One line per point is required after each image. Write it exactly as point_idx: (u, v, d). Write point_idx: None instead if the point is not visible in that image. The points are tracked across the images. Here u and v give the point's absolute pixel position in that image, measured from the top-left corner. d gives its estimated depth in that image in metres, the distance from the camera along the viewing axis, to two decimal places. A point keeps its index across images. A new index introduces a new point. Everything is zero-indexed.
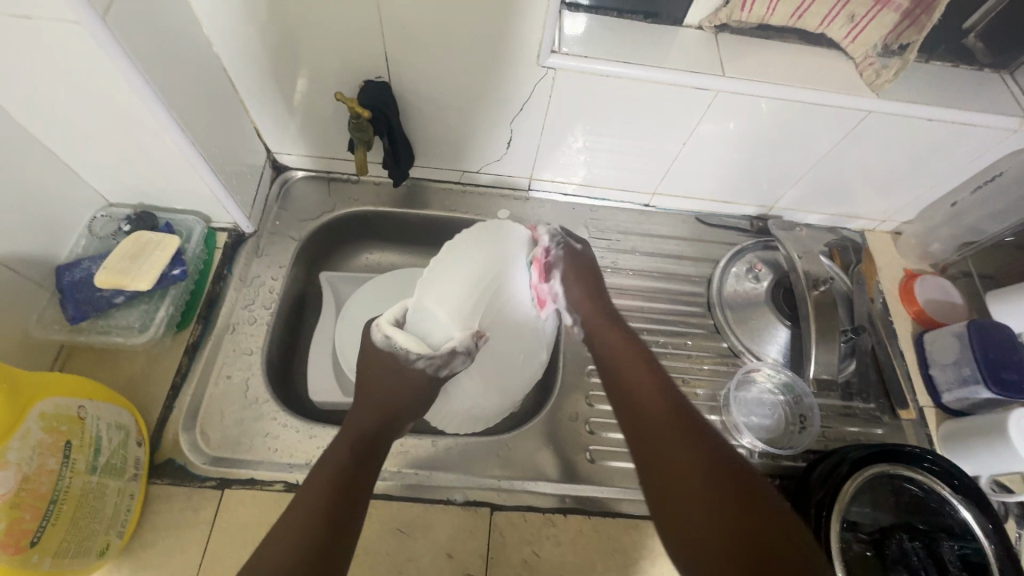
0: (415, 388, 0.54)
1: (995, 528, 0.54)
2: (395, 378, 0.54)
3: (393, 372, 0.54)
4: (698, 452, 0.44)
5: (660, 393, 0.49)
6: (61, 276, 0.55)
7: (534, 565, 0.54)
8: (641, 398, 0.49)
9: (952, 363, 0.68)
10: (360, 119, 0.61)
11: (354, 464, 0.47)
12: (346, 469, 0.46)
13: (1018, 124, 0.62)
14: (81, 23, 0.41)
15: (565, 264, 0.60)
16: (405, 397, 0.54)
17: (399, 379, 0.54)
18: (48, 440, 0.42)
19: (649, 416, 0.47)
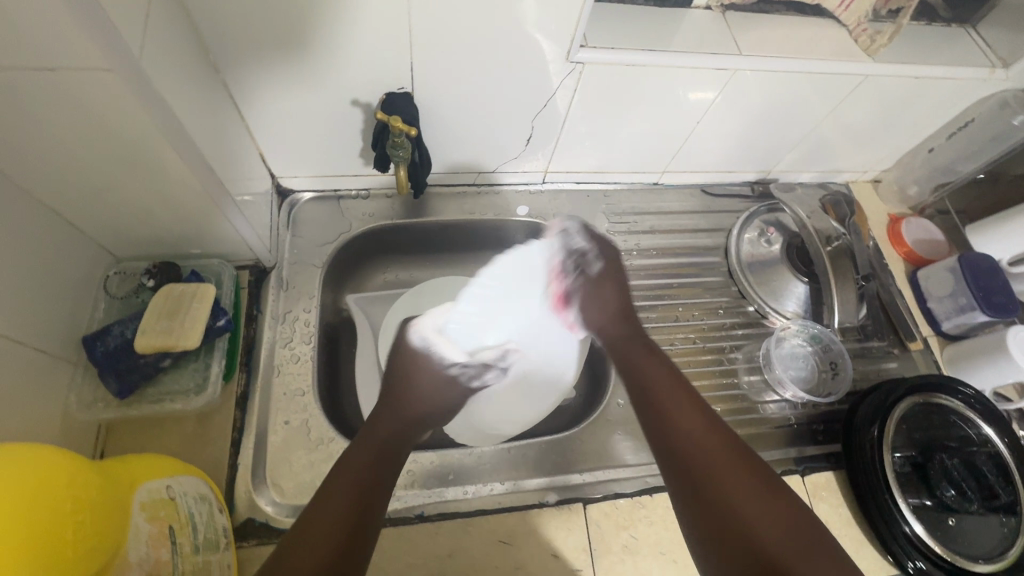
0: (455, 394, 0.59)
1: (1011, 441, 0.63)
2: (438, 385, 0.58)
3: (429, 376, 0.58)
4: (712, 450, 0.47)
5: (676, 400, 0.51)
6: (93, 349, 0.50)
7: (634, 547, 0.57)
8: (671, 409, 0.51)
9: (948, 294, 0.75)
10: (402, 137, 0.58)
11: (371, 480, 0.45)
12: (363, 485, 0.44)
13: (989, 73, 0.68)
14: (114, 69, 0.36)
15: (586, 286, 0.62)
16: (438, 402, 0.57)
17: (435, 381, 0.58)
18: (156, 529, 0.39)
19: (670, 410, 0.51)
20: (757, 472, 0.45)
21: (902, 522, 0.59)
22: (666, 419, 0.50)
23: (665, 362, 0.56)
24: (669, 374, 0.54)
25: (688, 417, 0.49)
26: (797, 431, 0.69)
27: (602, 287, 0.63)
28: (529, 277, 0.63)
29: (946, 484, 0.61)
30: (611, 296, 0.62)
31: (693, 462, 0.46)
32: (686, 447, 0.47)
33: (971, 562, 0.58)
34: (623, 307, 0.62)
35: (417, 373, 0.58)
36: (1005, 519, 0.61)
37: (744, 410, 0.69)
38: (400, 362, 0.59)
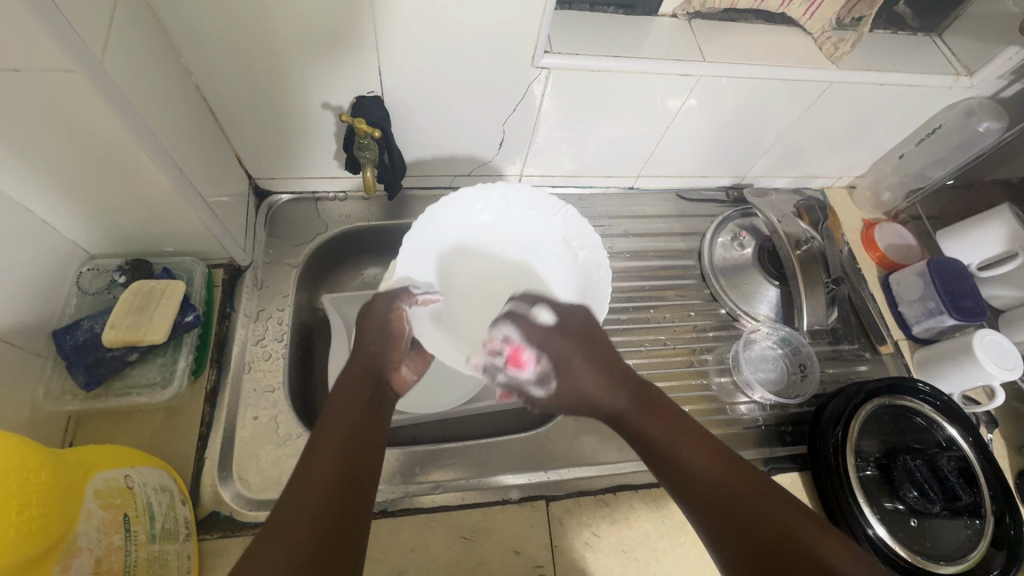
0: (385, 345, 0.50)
1: (974, 439, 0.64)
2: (375, 329, 0.52)
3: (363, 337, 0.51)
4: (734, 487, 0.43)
5: (691, 450, 0.45)
6: (63, 342, 0.51)
7: (595, 545, 0.57)
8: (685, 459, 0.44)
9: (918, 298, 0.76)
10: (368, 138, 0.59)
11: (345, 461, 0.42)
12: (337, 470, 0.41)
13: (952, 81, 0.69)
14: (75, 70, 0.38)
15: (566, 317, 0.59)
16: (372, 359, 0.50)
17: (375, 335, 0.51)
18: (109, 516, 0.39)
19: (685, 461, 0.44)
20: (771, 505, 0.42)
21: (865, 524, 0.59)
22: (686, 476, 0.44)
23: (637, 384, 0.48)
24: (675, 422, 0.46)
25: (696, 458, 0.44)
26: (765, 432, 0.69)
27: (568, 364, 0.48)
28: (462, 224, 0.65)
29: (910, 486, 0.61)
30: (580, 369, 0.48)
31: (718, 508, 0.42)
32: (709, 497, 0.43)
33: (935, 564, 0.58)
34: (604, 361, 0.49)
35: (368, 337, 0.51)
36: (969, 521, 0.61)
37: (712, 412, 0.70)
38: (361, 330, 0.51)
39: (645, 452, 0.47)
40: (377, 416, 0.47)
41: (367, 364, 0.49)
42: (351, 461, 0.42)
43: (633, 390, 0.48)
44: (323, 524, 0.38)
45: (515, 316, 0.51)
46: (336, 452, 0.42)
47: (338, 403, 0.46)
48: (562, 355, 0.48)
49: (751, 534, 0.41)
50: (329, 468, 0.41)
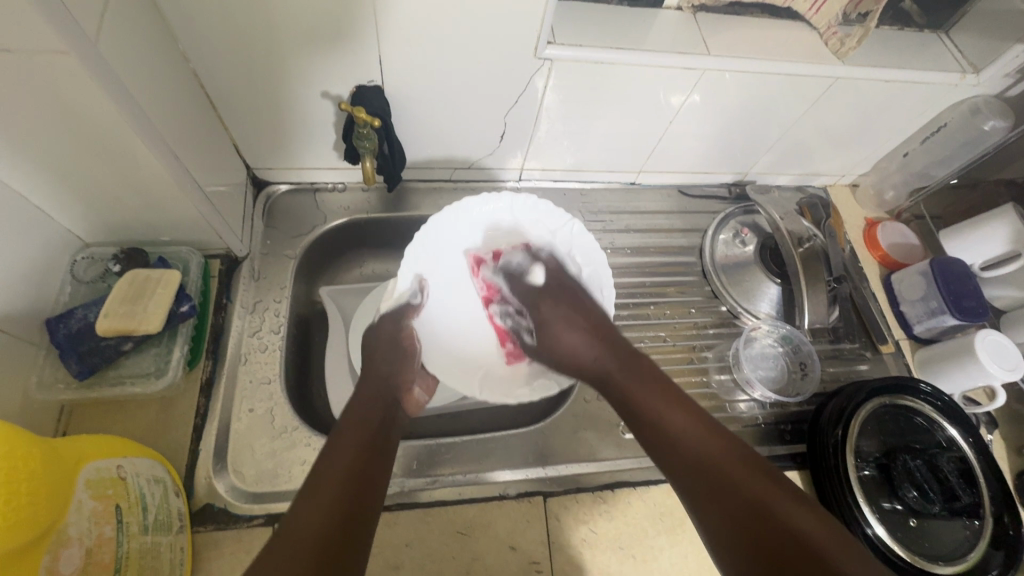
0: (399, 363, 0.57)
1: (974, 439, 0.64)
2: (386, 357, 0.57)
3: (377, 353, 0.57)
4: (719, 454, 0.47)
5: (678, 419, 0.50)
6: (56, 330, 0.51)
7: (592, 541, 0.57)
8: (671, 427, 0.50)
9: (920, 298, 0.75)
10: (368, 128, 0.58)
11: (354, 475, 0.44)
12: (345, 484, 0.43)
13: (958, 79, 0.68)
14: (69, 52, 0.37)
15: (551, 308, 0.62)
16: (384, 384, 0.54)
17: (388, 356, 0.57)
18: (100, 506, 0.39)
19: (671, 428, 0.50)
20: (762, 481, 0.45)
21: (864, 523, 0.58)
22: (669, 442, 0.49)
23: (629, 356, 0.57)
24: (664, 393, 0.52)
25: (687, 428, 0.49)
26: (764, 430, 0.69)
27: (551, 321, 0.61)
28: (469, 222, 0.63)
29: (909, 485, 0.61)
30: (573, 334, 0.60)
31: (702, 472, 0.46)
32: (698, 463, 0.47)
33: (933, 563, 0.58)
34: (589, 328, 0.60)
35: (384, 349, 0.57)
36: (968, 522, 0.61)
37: (711, 409, 0.70)
38: (375, 353, 0.57)
39: (634, 420, 0.53)
40: (385, 438, 0.49)
41: (378, 390, 0.53)
42: (359, 479, 0.44)
43: (621, 355, 0.57)
44: (327, 539, 0.39)
45: (507, 268, 0.65)
46: (345, 466, 0.44)
47: (350, 421, 0.48)
48: (543, 313, 0.62)
49: (734, 500, 0.44)
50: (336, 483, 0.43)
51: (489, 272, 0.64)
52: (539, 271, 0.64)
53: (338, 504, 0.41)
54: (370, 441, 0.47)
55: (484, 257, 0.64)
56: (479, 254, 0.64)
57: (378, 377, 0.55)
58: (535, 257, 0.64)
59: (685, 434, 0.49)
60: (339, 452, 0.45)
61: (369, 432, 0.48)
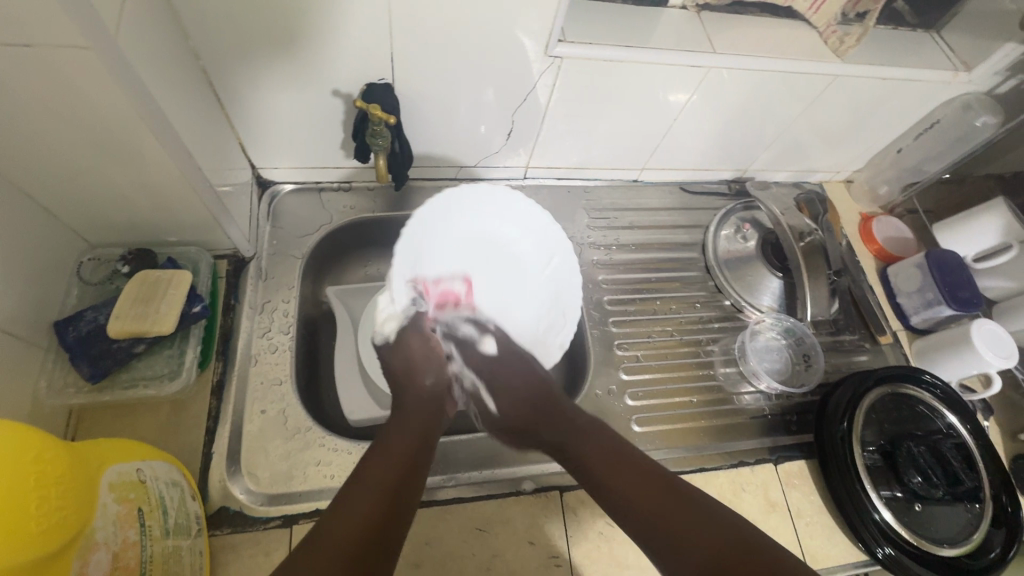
0: (431, 368, 0.60)
1: (972, 425, 0.66)
2: (429, 370, 0.59)
3: (404, 384, 0.57)
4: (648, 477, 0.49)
5: (616, 453, 0.52)
6: (65, 333, 0.50)
7: (609, 534, 0.57)
8: (601, 462, 0.51)
9: (916, 289, 0.77)
10: (382, 125, 0.58)
11: (395, 484, 0.46)
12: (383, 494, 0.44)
13: (951, 76, 0.70)
14: (90, 48, 0.36)
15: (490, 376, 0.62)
16: (423, 398, 0.56)
17: (428, 367, 0.59)
18: (124, 510, 0.38)
19: (607, 457, 0.51)
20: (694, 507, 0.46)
21: (871, 509, 0.60)
22: (600, 475, 0.51)
23: (566, 412, 0.57)
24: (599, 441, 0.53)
25: (610, 455, 0.51)
26: (771, 421, 0.70)
27: (504, 363, 0.63)
28: (453, 208, 0.64)
29: (914, 471, 0.62)
30: (517, 374, 0.61)
31: (640, 497, 0.48)
32: (636, 487, 0.48)
33: (938, 547, 0.60)
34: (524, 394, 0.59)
35: (420, 362, 0.59)
36: (970, 505, 0.63)
37: (719, 401, 0.71)
38: (407, 360, 0.59)
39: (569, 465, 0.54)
40: (418, 473, 0.48)
41: (423, 406, 0.55)
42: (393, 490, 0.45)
43: (565, 415, 0.57)
44: (356, 543, 0.40)
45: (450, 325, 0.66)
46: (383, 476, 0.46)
47: (391, 432, 0.51)
48: (496, 372, 0.62)
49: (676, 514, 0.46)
50: (363, 520, 0.42)
51: (426, 305, 0.65)
52: (489, 342, 0.64)
53: (372, 510, 0.43)
54: (410, 458, 0.49)
55: (428, 283, 0.66)
56: (425, 283, 0.65)
57: (422, 393, 0.57)
58: (483, 329, 0.65)
59: (621, 459, 0.51)
60: (367, 487, 0.45)
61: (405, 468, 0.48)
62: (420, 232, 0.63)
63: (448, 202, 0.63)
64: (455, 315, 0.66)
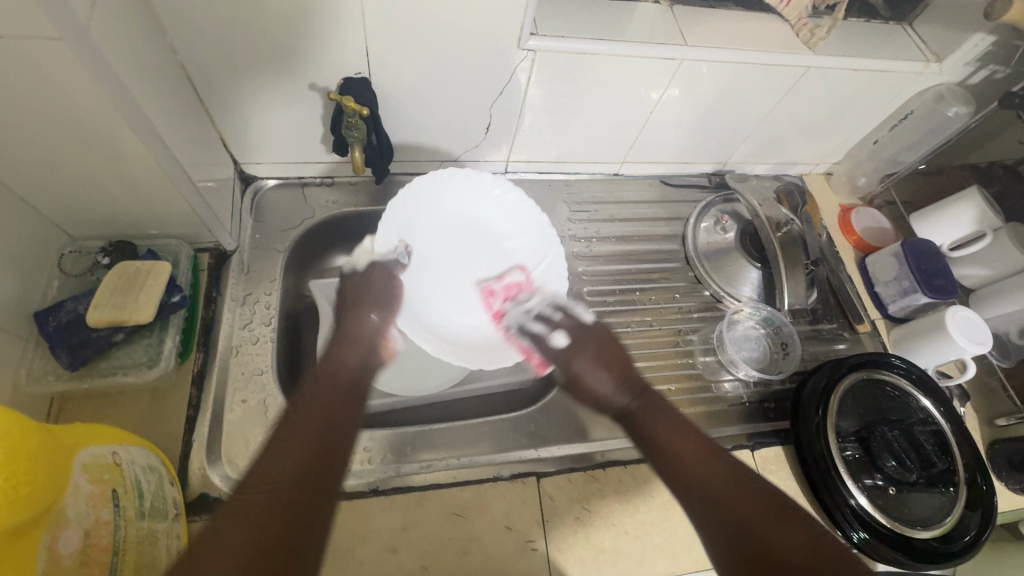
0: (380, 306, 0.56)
1: (945, 409, 0.67)
2: (376, 311, 0.55)
3: (354, 318, 0.54)
4: (723, 475, 0.44)
5: (691, 449, 0.47)
6: (45, 323, 0.51)
7: (585, 519, 0.58)
8: (682, 456, 0.46)
9: (893, 278, 0.79)
10: (356, 117, 0.59)
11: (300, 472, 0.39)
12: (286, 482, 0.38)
13: (922, 67, 0.71)
14: (62, 38, 0.38)
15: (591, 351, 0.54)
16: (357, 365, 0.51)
17: (376, 305, 0.56)
18: (97, 490, 0.39)
19: (683, 456, 0.46)
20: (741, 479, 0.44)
21: (847, 493, 0.61)
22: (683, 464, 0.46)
23: (636, 383, 0.52)
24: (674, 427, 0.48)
25: (691, 454, 0.46)
26: (749, 408, 0.71)
27: (577, 353, 0.54)
28: (454, 190, 0.66)
29: (888, 455, 0.63)
30: (586, 364, 0.53)
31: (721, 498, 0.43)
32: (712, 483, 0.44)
33: (912, 530, 0.60)
34: (618, 370, 0.53)
35: (367, 297, 0.56)
36: (944, 489, 0.64)
37: (698, 389, 0.72)
38: (358, 297, 0.57)
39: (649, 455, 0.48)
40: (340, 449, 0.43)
41: (347, 378, 0.49)
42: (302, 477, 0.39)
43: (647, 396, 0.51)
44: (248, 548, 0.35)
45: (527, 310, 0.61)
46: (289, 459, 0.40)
47: (306, 404, 0.45)
48: (574, 366, 0.54)
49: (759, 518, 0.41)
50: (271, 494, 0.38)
51: (496, 304, 0.64)
52: (562, 335, 0.56)
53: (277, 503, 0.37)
54: (324, 434, 0.43)
55: (493, 288, 0.65)
56: (489, 284, 0.66)
57: (350, 358, 0.51)
58: (565, 321, 0.57)
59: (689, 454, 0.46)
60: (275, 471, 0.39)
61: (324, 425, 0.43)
62: (414, 205, 0.64)
63: (440, 180, 0.65)
64: (522, 305, 0.63)
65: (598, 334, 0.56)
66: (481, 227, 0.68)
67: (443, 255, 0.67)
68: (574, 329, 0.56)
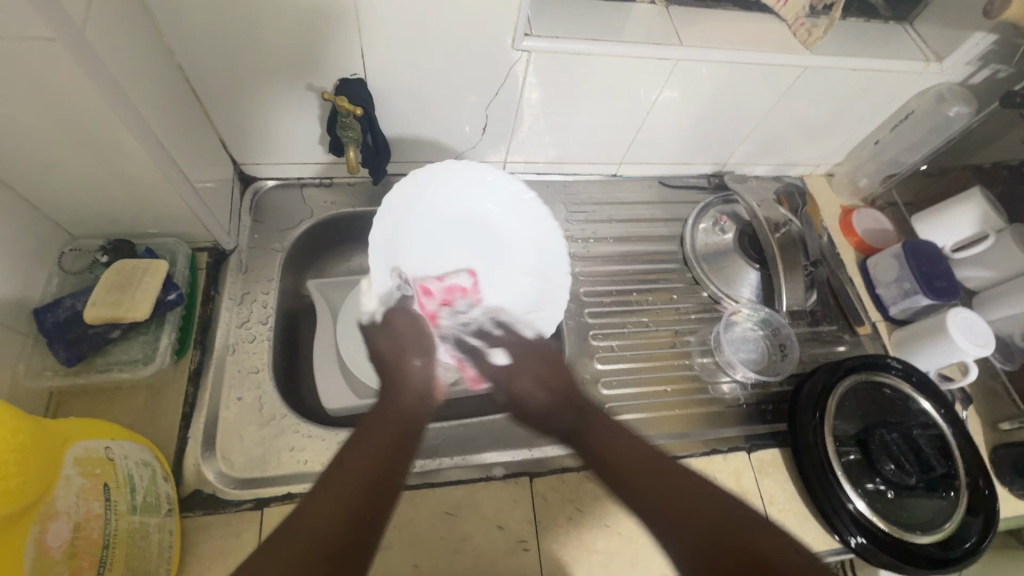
0: (415, 345, 0.56)
1: (945, 411, 0.67)
2: (417, 354, 0.55)
3: (397, 367, 0.54)
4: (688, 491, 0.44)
5: (646, 466, 0.46)
6: (43, 319, 0.52)
7: (578, 519, 0.58)
8: (631, 470, 0.46)
9: (894, 280, 0.78)
10: (350, 117, 0.60)
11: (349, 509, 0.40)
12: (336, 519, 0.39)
13: (923, 67, 0.71)
14: (57, 39, 0.38)
15: (512, 354, 0.59)
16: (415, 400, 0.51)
17: (417, 348, 0.56)
18: (88, 483, 0.40)
19: (629, 474, 0.46)
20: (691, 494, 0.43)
21: (844, 497, 0.60)
22: (641, 483, 0.45)
23: (578, 402, 0.55)
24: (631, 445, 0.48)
25: (644, 469, 0.46)
26: (746, 410, 0.70)
27: (519, 371, 0.57)
28: (458, 183, 0.64)
29: (887, 459, 0.62)
30: (527, 383, 0.57)
31: (675, 507, 0.43)
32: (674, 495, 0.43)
33: (912, 534, 0.60)
34: (549, 375, 0.56)
35: (410, 342, 0.56)
36: (945, 493, 0.63)
37: (695, 391, 0.71)
38: (387, 337, 0.57)
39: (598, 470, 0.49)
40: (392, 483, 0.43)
41: (405, 414, 0.49)
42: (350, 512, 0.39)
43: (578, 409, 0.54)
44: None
45: (478, 330, 0.62)
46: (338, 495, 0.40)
47: (360, 438, 0.45)
48: (514, 386, 0.57)
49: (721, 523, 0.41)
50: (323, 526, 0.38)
51: (432, 306, 0.63)
52: (500, 353, 0.60)
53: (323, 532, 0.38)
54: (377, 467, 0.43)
55: (428, 287, 0.64)
56: (427, 283, 0.64)
57: (411, 399, 0.51)
58: (503, 338, 0.60)
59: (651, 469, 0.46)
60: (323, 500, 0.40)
61: (383, 462, 0.44)
62: (415, 196, 0.64)
63: (448, 175, 0.63)
64: (459, 315, 0.64)
65: (535, 351, 0.58)
66: (479, 223, 0.67)
67: (416, 248, 0.66)
68: (511, 344, 0.59)
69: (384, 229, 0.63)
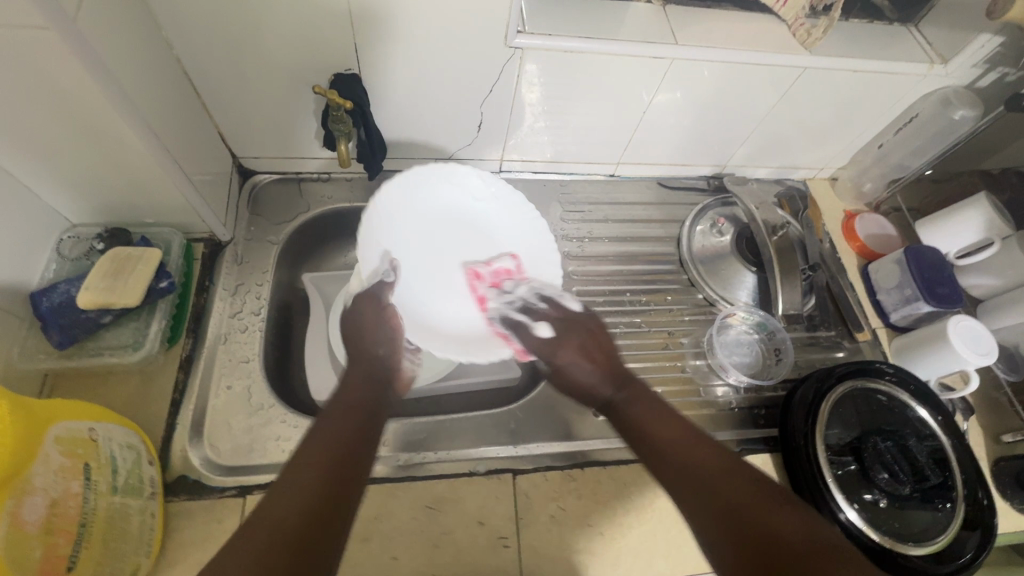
0: (388, 334, 0.55)
1: (943, 419, 0.65)
2: (377, 338, 0.54)
3: (371, 344, 0.53)
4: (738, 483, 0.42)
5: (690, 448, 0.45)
6: (39, 303, 0.53)
7: (561, 519, 0.57)
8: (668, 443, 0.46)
9: (895, 286, 0.76)
10: (340, 111, 0.61)
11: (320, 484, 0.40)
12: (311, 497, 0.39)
13: (927, 69, 0.69)
14: (50, 28, 0.39)
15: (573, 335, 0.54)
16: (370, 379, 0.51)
17: (379, 334, 0.55)
18: (69, 462, 0.40)
19: (676, 450, 0.45)
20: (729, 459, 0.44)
21: (836, 506, 0.58)
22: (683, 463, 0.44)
23: (625, 376, 0.52)
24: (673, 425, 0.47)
25: (683, 447, 0.45)
26: (738, 415, 0.69)
27: (566, 343, 0.53)
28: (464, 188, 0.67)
29: (880, 467, 0.61)
30: (574, 355, 0.53)
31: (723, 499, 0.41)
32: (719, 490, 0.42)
33: (905, 546, 0.58)
34: (605, 359, 0.52)
35: (373, 325, 0.55)
36: (941, 505, 0.61)
37: (686, 393, 0.70)
38: (356, 317, 0.56)
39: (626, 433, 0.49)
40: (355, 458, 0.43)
41: (361, 390, 0.49)
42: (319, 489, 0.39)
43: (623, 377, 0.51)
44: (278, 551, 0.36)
45: (507, 301, 0.60)
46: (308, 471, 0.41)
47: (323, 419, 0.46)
48: (559, 357, 0.53)
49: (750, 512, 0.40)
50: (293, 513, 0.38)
51: (482, 289, 0.63)
52: (546, 325, 0.55)
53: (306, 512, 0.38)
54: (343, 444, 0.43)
55: (479, 271, 0.65)
56: (477, 268, 0.65)
57: (361, 380, 0.50)
58: (546, 313, 0.56)
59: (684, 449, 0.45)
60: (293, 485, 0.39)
61: (348, 445, 0.43)
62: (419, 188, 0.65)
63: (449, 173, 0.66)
64: (507, 296, 0.61)
65: (589, 323, 0.55)
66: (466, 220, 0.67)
67: (427, 246, 0.66)
68: (558, 317, 0.55)
69: (389, 220, 0.64)
